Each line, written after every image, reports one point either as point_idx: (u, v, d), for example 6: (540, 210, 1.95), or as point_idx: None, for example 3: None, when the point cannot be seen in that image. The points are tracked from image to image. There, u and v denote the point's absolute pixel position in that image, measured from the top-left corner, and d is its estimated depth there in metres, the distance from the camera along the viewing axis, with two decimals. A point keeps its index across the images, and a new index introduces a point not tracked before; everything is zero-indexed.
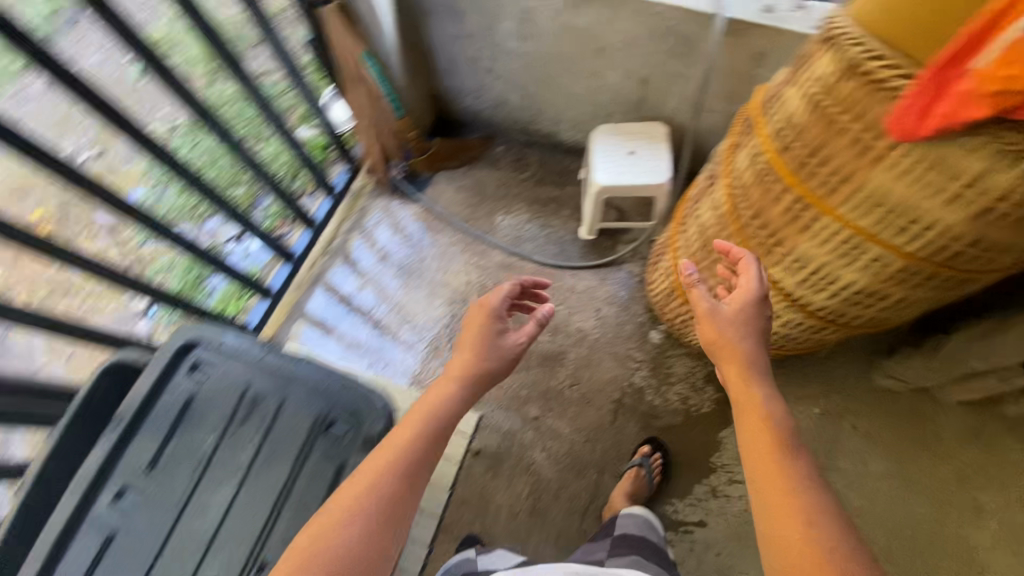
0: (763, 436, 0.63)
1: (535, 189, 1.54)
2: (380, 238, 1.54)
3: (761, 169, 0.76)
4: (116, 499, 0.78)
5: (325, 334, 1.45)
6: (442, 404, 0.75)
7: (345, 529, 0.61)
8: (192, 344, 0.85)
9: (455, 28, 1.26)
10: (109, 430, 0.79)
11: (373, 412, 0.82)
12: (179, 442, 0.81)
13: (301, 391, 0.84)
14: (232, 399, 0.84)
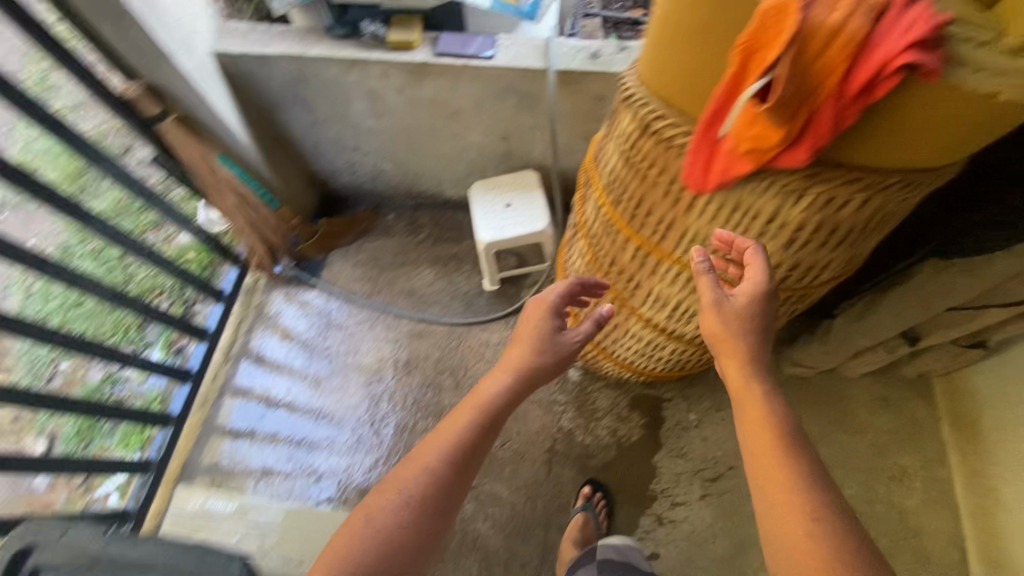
0: (763, 426, 0.58)
1: (431, 249, 1.52)
2: (284, 331, 1.48)
3: (604, 221, 0.78)
4: None
5: (241, 447, 1.36)
6: (495, 399, 0.73)
7: (390, 520, 0.62)
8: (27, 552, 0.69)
9: (309, 116, 1.25)
10: None
11: None
12: None
13: None
14: None
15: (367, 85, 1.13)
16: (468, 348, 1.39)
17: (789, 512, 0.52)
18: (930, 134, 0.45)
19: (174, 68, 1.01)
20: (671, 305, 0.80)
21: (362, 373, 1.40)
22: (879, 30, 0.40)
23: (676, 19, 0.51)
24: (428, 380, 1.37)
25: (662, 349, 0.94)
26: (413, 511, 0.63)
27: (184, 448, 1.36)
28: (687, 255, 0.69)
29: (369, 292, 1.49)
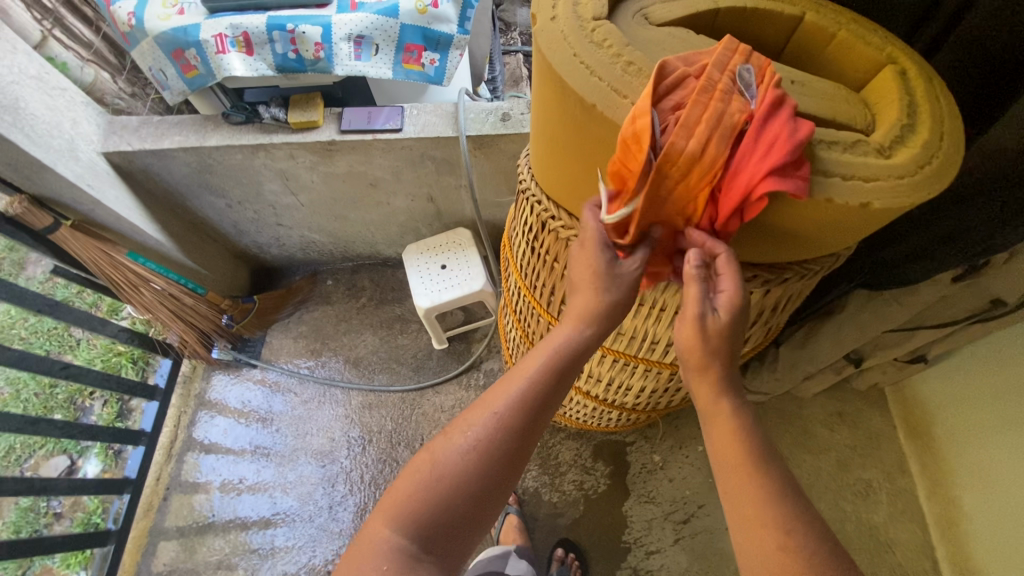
0: (734, 446, 0.49)
1: (375, 312, 1.47)
2: (228, 418, 1.40)
3: (526, 304, 0.77)
4: None
5: (191, 553, 1.27)
6: (558, 350, 0.53)
7: (446, 483, 0.49)
8: None
9: (222, 199, 1.19)
10: None
11: None
12: None
13: None
14: None
15: (275, 166, 1.08)
16: (422, 413, 1.35)
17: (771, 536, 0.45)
18: (816, 234, 0.45)
19: (58, 178, 0.94)
20: (605, 380, 0.78)
21: (315, 455, 1.34)
22: (739, 156, 0.41)
23: (552, 134, 0.50)
24: (385, 455, 1.31)
25: (608, 415, 0.92)
26: (477, 466, 0.50)
27: (129, 563, 1.26)
28: (609, 341, 0.68)
29: (314, 365, 1.43)
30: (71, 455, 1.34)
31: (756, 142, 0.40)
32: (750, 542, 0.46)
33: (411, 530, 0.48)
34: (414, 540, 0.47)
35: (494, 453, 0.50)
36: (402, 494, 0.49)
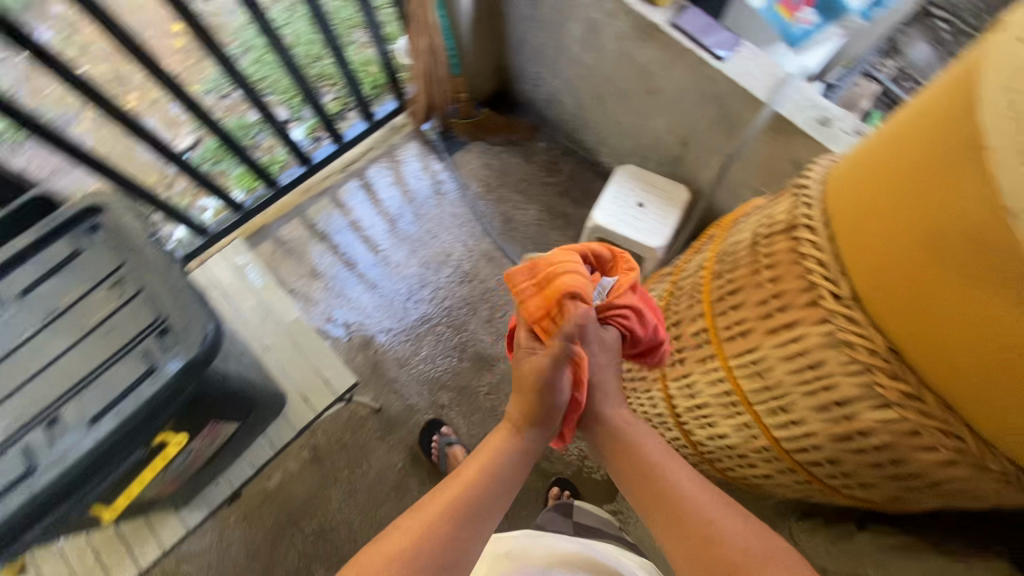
0: (634, 460, 0.68)
1: (553, 197, 1.48)
2: (393, 177, 1.55)
3: (695, 282, 0.71)
4: (156, 333, 0.66)
5: (311, 244, 1.48)
6: (477, 472, 0.66)
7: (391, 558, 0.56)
8: (159, 318, 0.66)
9: (531, 11, 1.23)
10: (35, 225, 0.69)
11: (192, 331, 0.65)
12: (84, 305, 0.67)
13: (161, 290, 0.69)
14: (115, 305, 0.67)
15: (594, 13, 1.07)
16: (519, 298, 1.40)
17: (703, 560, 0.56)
18: None
19: None
20: (694, 400, 0.72)
21: (426, 257, 1.46)
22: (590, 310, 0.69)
23: (894, 159, 0.44)
24: (470, 300, 1.41)
25: (666, 426, 0.85)
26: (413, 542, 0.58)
27: (270, 214, 1.51)
28: (741, 371, 0.61)
29: (479, 195, 1.51)
30: (306, 111, 1.46)
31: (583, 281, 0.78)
32: (676, 548, 0.59)
33: None
34: None
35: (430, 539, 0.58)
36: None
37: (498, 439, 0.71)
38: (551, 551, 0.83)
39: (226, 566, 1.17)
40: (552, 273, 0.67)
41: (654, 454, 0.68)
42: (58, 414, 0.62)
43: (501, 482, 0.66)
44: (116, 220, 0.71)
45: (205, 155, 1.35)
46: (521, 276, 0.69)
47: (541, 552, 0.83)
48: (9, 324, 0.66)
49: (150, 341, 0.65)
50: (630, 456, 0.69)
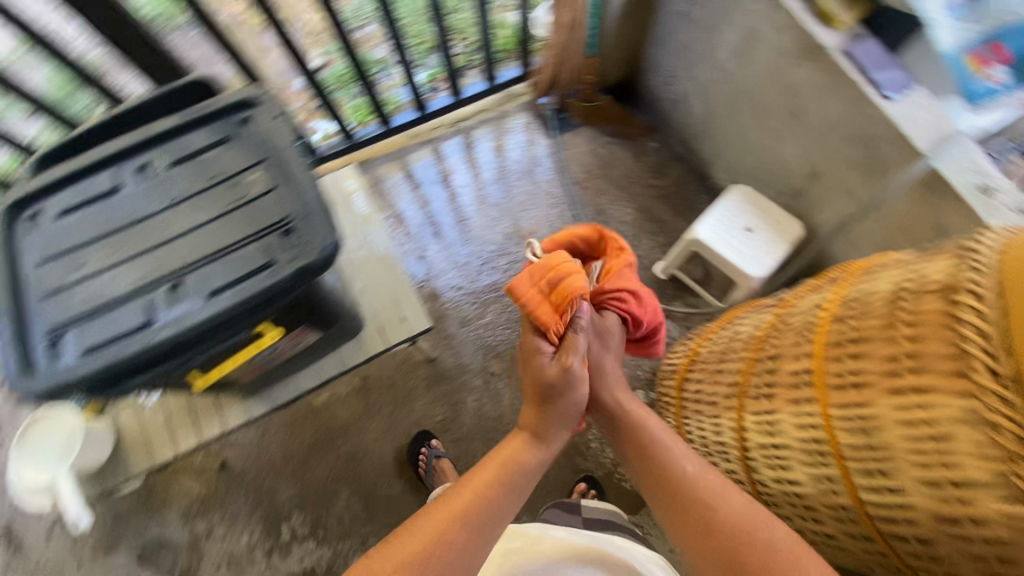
0: (642, 448, 0.70)
1: (653, 199, 1.43)
2: (496, 143, 1.54)
3: (809, 321, 0.68)
4: (281, 232, 0.67)
5: (405, 188, 1.51)
6: (491, 473, 0.66)
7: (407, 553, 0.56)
8: (286, 219, 0.68)
9: (686, 6, 1.18)
10: (188, 108, 0.73)
11: (314, 239, 0.66)
12: (223, 189, 0.71)
13: (291, 193, 0.70)
14: (249, 195, 0.70)
15: (756, 21, 1.02)
16: None
17: (703, 547, 0.57)
18: None
19: None
20: (773, 439, 0.69)
21: (510, 227, 1.46)
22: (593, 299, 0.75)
23: None
24: None
25: (726, 459, 0.82)
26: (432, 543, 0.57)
27: (376, 150, 1.54)
28: (842, 424, 0.58)
29: (578, 180, 1.47)
30: (432, 55, 1.45)
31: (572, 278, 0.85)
32: (681, 531, 0.61)
33: None
34: None
35: (445, 543, 0.58)
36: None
37: (517, 445, 0.71)
38: (560, 543, 0.81)
39: (264, 460, 1.25)
40: (557, 276, 0.71)
41: (658, 435, 0.71)
42: (181, 281, 0.66)
43: (514, 481, 0.66)
44: (266, 113, 0.74)
45: (331, 80, 1.38)
46: (523, 283, 0.73)
47: (550, 544, 0.81)
48: (158, 189, 0.71)
49: (274, 238, 0.67)
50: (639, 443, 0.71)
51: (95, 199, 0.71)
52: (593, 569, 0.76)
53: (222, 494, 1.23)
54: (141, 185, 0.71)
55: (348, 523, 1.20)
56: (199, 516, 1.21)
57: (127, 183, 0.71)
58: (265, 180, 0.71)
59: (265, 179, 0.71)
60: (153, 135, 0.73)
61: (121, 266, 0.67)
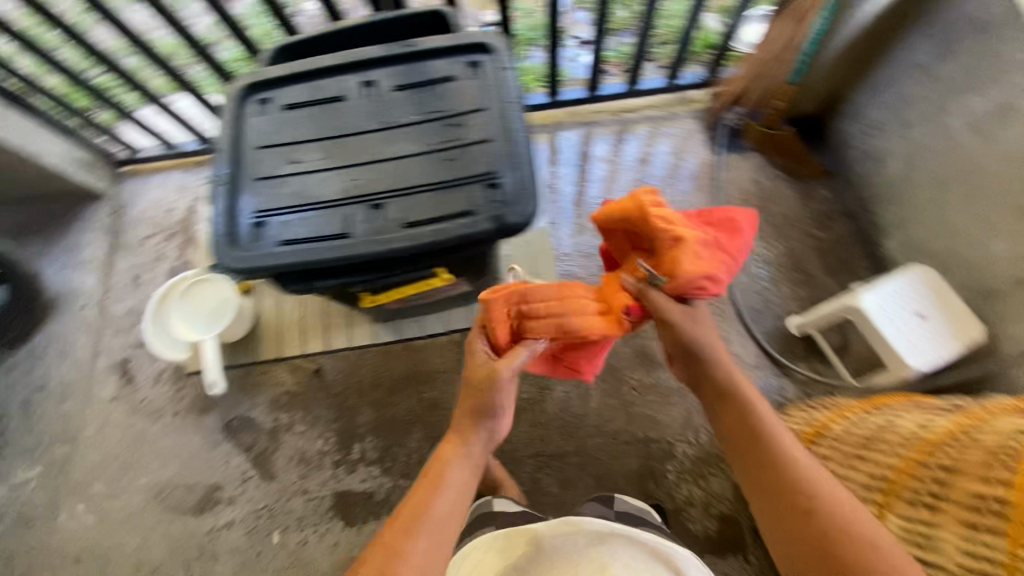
0: (752, 446, 0.75)
1: (805, 250, 1.34)
2: (655, 143, 1.48)
3: (1003, 444, 0.61)
4: (488, 186, 0.67)
5: (551, 162, 1.49)
6: (424, 491, 0.76)
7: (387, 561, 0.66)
8: (493, 174, 0.67)
9: (927, 59, 1.08)
10: (396, 43, 0.74)
11: (521, 202, 0.65)
12: (437, 126, 0.70)
13: (502, 148, 0.68)
14: (461, 139, 0.69)
15: (1018, 94, 0.93)
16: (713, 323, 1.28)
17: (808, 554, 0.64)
18: None
19: None
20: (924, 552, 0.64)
21: None
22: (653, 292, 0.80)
23: None
24: None
25: None
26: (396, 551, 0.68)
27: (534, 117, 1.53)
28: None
29: (731, 206, 1.39)
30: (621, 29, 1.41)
31: (626, 241, 0.82)
32: (780, 531, 0.68)
33: None
34: None
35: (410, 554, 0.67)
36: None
37: (444, 458, 0.80)
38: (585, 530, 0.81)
39: (354, 379, 1.30)
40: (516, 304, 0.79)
41: (776, 434, 0.75)
42: (382, 203, 0.67)
43: (449, 489, 0.76)
44: (498, 65, 0.72)
45: (517, 35, 1.37)
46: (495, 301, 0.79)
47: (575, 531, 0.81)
48: (377, 110, 0.72)
49: (479, 189, 0.67)
50: (751, 431, 0.76)
51: (317, 101, 0.73)
52: (626, 551, 0.76)
53: (309, 397, 1.30)
54: (363, 101, 0.73)
55: (415, 464, 1.23)
56: (285, 409, 1.29)
57: (352, 96, 0.73)
58: (481, 128, 0.70)
59: (480, 127, 0.70)
60: (382, 56, 0.73)
61: (329, 173, 0.69)
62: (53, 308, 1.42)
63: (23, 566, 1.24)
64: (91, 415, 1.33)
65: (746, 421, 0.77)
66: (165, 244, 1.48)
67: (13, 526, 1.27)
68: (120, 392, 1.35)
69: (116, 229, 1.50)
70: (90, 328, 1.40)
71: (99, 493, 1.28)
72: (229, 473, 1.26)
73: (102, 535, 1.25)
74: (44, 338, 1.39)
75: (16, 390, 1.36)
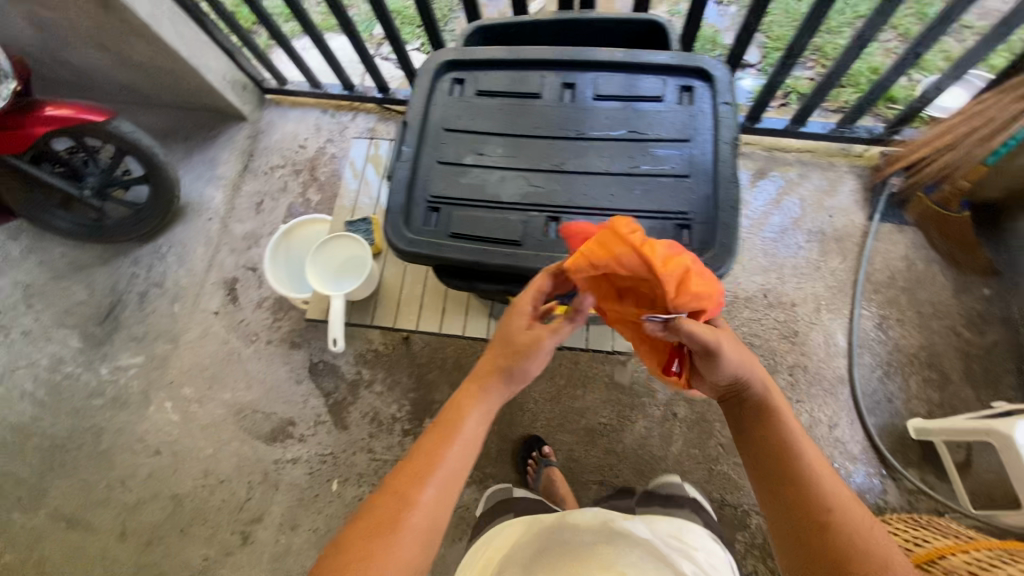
0: (770, 451, 0.62)
1: (948, 348, 1.21)
2: (805, 192, 1.36)
3: None
4: (680, 226, 0.62)
5: None
6: (428, 444, 0.60)
7: (386, 528, 0.54)
8: (688, 214, 0.62)
9: None
10: (609, 51, 0.69)
11: (715, 253, 0.60)
12: (636, 146, 0.66)
13: (704, 187, 0.63)
14: (660, 166, 0.64)
15: None
16: (823, 400, 1.19)
17: None
18: None
19: None
20: None
21: (771, 284, 1.29)
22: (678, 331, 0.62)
23: None
24: (778, 357, 1.22)
25: None
26: (397, 515, 0.55)
27: None
28: None
29: (874, 279, 1.27)
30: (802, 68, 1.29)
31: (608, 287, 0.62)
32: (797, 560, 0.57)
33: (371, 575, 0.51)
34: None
35: (410, 523, 0.55)
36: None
37: (461, 400, 0.63)
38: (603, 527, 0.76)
39: (439, 354, 1.31)
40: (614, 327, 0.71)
41: (800, 442, 0.62)
42: (563, 218, 0.64)
43: (462, 447, 0.60)
44: (716, 94, 0.66)
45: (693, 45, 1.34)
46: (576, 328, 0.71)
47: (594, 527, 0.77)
48: (575, 115, 0.68)
49: (671, 227, 0.62)
50: (782, 462, 0.61)
51: (514, 95, 0.70)
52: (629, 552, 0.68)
53: (393, 360, 1.31)
54: (561, 103, 0.69)
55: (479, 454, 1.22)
56: (368, 365, 1.32)
57: (551, 95, 0.70)
58: (685, 159, 0.64)
59: (683, 157, 0.64)
60: (591, 60, 0.69)
61: (513, 173, 0.67)
62: (182, 214, 1.50)
63: (110, 443, 1.34)
64: (195, 322, 1.41)
65: (778, 448, 0.62)
66: (291, 178, 1.53)
67: (108, 405, 1.37)
68: (223, 307, 1.42)
69: (251, 153, 1.56)
70: (210, 240, 1.47)
71: (186, 396, 1.36)
72: (304, 412, 1.31)
73: (181, 436, 1.33)
74: (169, 240, 1.48)
75: (136, 282, 1.45)
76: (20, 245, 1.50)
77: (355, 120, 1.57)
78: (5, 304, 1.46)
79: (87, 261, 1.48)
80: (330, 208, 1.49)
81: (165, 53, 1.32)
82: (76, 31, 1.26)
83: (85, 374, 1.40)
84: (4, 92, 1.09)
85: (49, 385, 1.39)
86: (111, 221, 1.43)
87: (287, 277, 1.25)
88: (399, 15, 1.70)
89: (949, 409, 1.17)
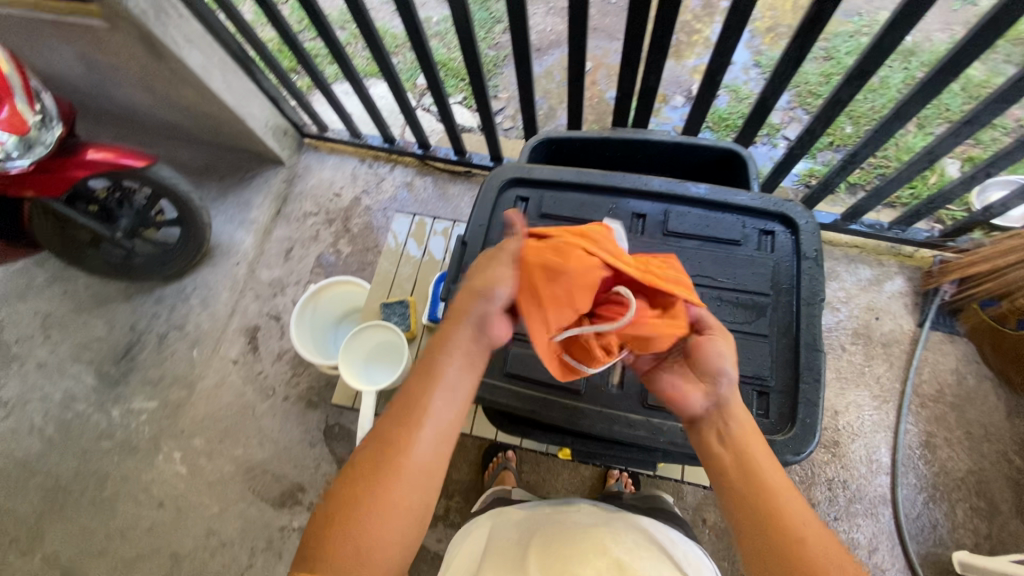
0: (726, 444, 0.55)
1: (996, 473, 1.15)
2: (852, 289, 1.31)
3: None
4: (752, 392, 0.61)
5: None
6: (418, 382, 0.56)
7: (378, 478, 0.51)
8: (763, 378, 0.60)
9: None
10: (684, 184, 0.67)
11: (791, 429, 0.58)
12: (711, 297, 0.63)
13: (784, 352, 0.61)
14: (736, 322, 0.62)
15: None
16: (861, 518, 1.13)
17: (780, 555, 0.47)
18: None
19: None
20: None
21: None
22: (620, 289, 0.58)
23: None
24: (817, 470, 1.16)
25: None
26: (390, 466, 0.51)
27: None
28: None
29: (921, 391, 1.21)
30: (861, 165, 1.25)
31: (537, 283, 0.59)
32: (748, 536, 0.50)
33: (362, 533, 0.49)
34: (364, 535, 0.49)
35: (405, 475, 0.51)
36: (347, 549, 0.48)
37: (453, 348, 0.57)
38: (587, 510, 0.77)
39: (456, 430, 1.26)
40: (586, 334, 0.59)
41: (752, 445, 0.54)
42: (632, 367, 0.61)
43: (455, 384, 0.56)
44: (797, 246, 0.64)
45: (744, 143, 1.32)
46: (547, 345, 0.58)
47: (581, 514, 0.76)
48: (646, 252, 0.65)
49: (744, 393, 0.60)
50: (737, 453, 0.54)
51: (581, 220, 0.67)
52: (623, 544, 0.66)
53: None
54: (632, 235, 0.66)
55: None
56: None
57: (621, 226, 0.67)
58: (762, 317, 0.62)
59: (759, 314, 0.62)
60: (665, 191, 0.67)
61: None
62: (210, 255, 1.48)
63: (114, 490, 1.30)
64: (212, 369, 1.38)
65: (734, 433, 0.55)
66: (323, 227, 1.50)
67: (116, 449, 1.33)
68: (242, 356, 1.38)
69: (285, 198, 1.54)
70: (236, 285, 1.45)
71: (197, 448, 1.31)
72: (315, 477, 1.26)
73: (187, 490, 1.28)
74: (195, 281, 1.46)
75: (157, 321, 1.43)
76: (46, 273, 1.48)
77: (392, 172, 1.56)
78: (23, 333, 1.43)
79: (110, 295, 1.46)
80: (360, 261, 1.47)
81: (212, 101, 1.31)
82: (127, 74, 1.26)
83: (96, 414, 1.36)
84: (47, 138, 1.08)
85: (59, 422, 1.36)
86: (140, 259, 1.41)
87: (311, 338, 1.23)
88: (443, 66, 1.69)
89: (995, 541, 1.11)
